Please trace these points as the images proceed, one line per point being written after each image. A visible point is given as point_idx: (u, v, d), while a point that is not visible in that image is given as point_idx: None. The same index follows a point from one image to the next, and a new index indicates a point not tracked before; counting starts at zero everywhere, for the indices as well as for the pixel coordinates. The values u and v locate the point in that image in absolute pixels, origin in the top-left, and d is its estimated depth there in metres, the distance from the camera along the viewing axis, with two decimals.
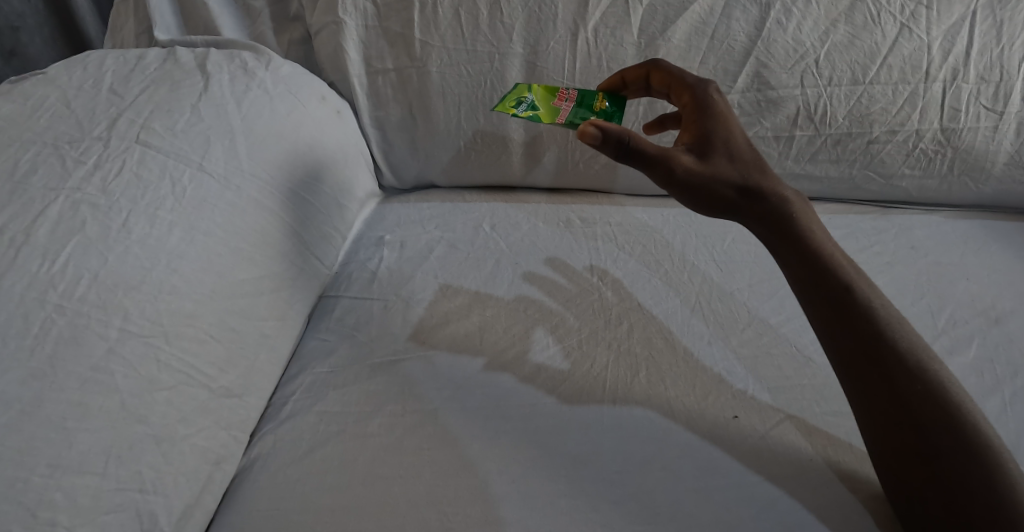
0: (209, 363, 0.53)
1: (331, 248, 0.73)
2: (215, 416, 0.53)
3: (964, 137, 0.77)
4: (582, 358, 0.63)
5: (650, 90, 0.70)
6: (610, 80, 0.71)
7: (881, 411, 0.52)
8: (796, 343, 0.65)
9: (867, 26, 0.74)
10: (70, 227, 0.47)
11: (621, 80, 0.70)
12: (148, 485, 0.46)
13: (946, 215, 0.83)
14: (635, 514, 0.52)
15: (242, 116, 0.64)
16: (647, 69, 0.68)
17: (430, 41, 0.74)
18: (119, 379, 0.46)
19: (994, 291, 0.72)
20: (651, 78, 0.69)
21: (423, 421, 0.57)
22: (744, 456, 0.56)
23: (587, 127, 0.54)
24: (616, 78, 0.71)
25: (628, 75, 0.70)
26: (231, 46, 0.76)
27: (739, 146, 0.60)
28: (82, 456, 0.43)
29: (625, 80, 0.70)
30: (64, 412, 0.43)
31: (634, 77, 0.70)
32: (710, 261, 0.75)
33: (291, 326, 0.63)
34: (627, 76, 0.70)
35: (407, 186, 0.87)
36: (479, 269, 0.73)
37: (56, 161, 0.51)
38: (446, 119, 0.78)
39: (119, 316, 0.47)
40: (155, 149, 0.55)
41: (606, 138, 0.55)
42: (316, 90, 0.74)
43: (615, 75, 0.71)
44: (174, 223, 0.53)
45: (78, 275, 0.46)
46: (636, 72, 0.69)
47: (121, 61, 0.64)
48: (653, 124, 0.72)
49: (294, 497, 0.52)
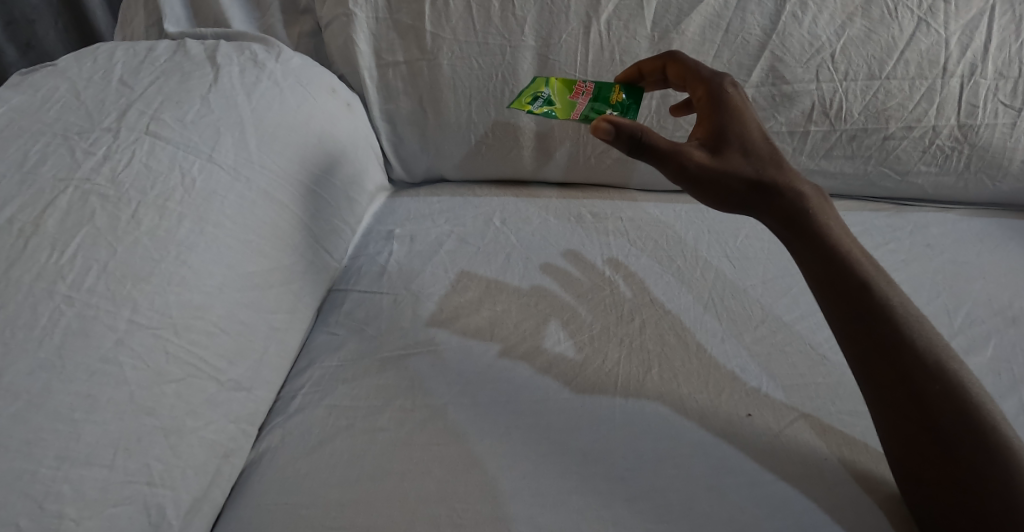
0: (218, 356, 0.52)
1: (341, 242, 0.72)
2: (224, 409, 0.52)
3: (981, 133, 0.76)
4: (594, 354, 0.62)
5: (667, 82, 0.69)
6: (626, 72, 0.71)
7: (898, 410, 0.51)
8: (810, 341, 0.64)
9: (883, 21, 0.73)
10: (79, 217, 0.47)
11: (638, 72, 0.70)
12: (156, 478, 0.46)
13: (961, 213, 0.82)
14: (647, 513, 0.51)
15: (253, 108, 0.63)
16: (663, 62, 0.68)
17: (441, 34, 0.74)
18: (127, 371, 0.45)
19: (1011, 290, 0.71)
20: (667, 70, 0.68)
21: (433, 416, 0.57)
22: (758, 455, 0.55)
23: (599, 122, 0.54)
24: (632, 70, 0.70)
25: (645, 68, 0.70)
26: (240, 37, 0.76)
27: (754, 140, 0.59)
28: (89, 448, 0.42)
29: (641, 72, 0.70)
30: (72, 404, 0.42)
31: (651, 69, 0.69)
32: (723, 258, 0.74)
33: (300, 319, 0.63)
34: (644, 67, 0.70)
35: (416, 180, 0.87)
36: (489, 263, 0.72)
37: (66, 152, 0.50)
38: (457, 113, 0.78)
39: (127, 307, 0.47)
40: (164, 140, 0.54)
41: (619, 132, 0.54)
42: (326, 83, 0.74)
43: (632, 67, 0.71)
44: (183, 214, 0.52)
45: (87, 265, 0.46)
46: (652, 65, 0.69)
47: (131, 53, 0.63)
48: (680, 107, 0.70)
49: (302, 491, 0.52)
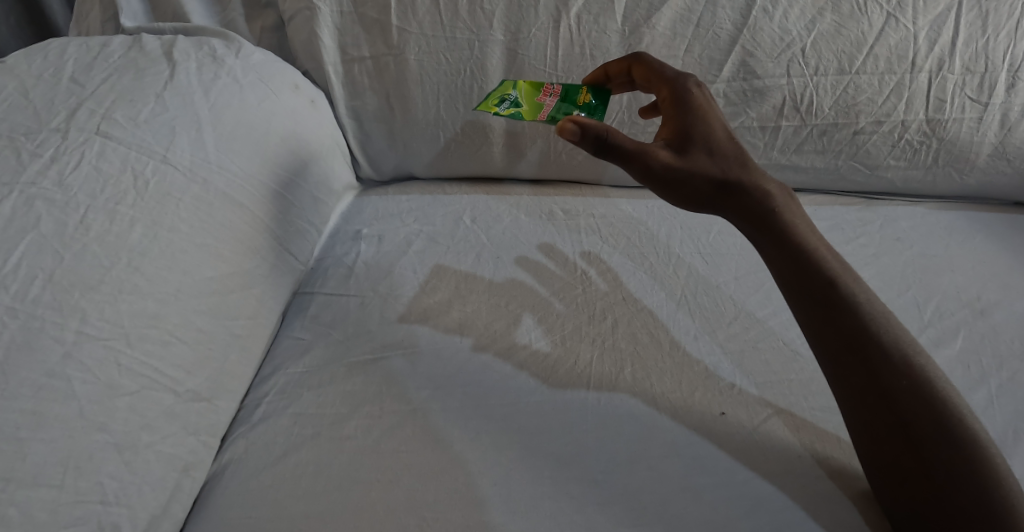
0: (175, 367, 0.50)
1: (307, 243, 0.70)
2: (183, 421, 0.50)
3: (949, 128, 0.76)
4: (567, 354, 0.61)
5: (634, 84, 0.69)
6: (593, 74, 0.69)
7: (868, 408, 0.51)
8: (782, 337, 0.64)
9: (853, 16, 0.72)
10: (23, 224, 0.45)
11: (605, 74, 0.69)
12: (111, 496, 0.44)
13: (929, 207, 0.83)
14: (621, 517, 0.50)
15: (210, 106, 0.61)
16: (630, 63, 0.67)
17: (408, 28, 0.72)
18: (76, 385, 0.43)
19: (979, 283, 0.72)
20: (633, 72, 0.67)
21: (402, 422, 0.55)
22: (732, 452, 0.55)
23: (565, 124, 0.53)
24: (599, 72, 0.69)
25: (611, 70, 0.69)
26: (200, 32, 0.73)
27: (719, 139, 0.58)
28: (36, 468, 0.40)
29: (608, 74, 0.69)
30: (17, 422, 0.40)
31: (618, 70, 0.68)
32: (695, 254, 0.73)
33: (263, 323, 0.61)
34: (610, 70, 0.69)
35: (385, 178, 0.85)
36: (460, 262, 0.71)
37: (11, 154, 0.48)
38: (424, 110, 0.76)
39: (76, 318, 0.44)
40: (116, 141, 0.52)
41: (585, 133, 0.53)
42: (288, 78, 0.71)
43: (598, 69, 0.69)
44: (135, 219, 0.50)
45: (32, 274, 0.44)
46: (619, 66, 0.68)
47: (83, 49, 0.60)
48: (648, 108, 0.71)
49: (267, 504, 0.50)
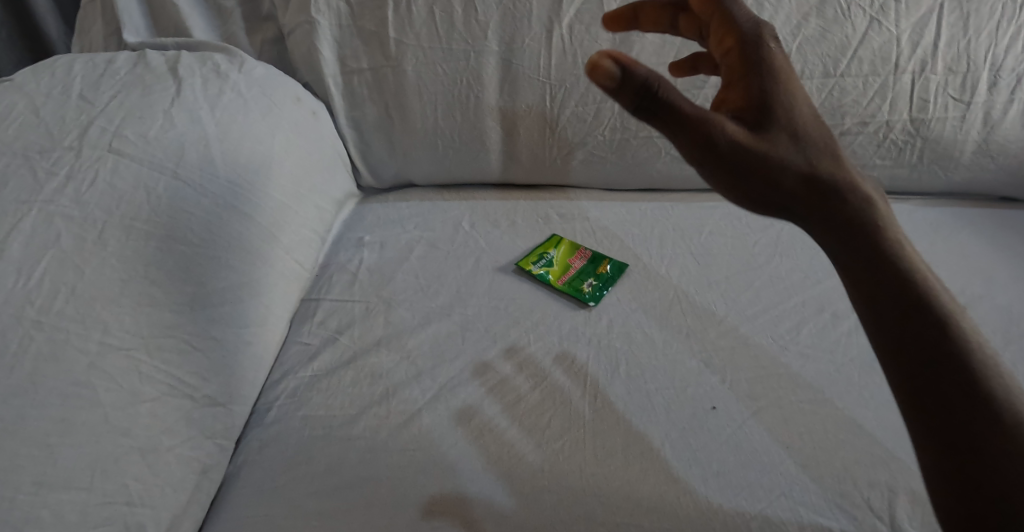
0: (192, 373, 0.53)
1: (312, 251, 0.72)
2: (200, 425, 0.53)
3: (932, 127, 0.79)
4: (564, 354, 0.64)
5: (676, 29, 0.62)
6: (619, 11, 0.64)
7: (964, 493, 0.35)
8: (772, 332, 0.67)
9: (837, 20, 0.75)
10: (45, 240, 0.48)
11: (634, 13, 0.64)
12: (135, 498, 0.46)
13: (915, 204, 0.85)
14: (618, 508, 0.53)
15: (217, 122, 0.64)
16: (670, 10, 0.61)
17: (405, 40, 0.74)
18: (101, 393, 0.46)
19: (962, 279, 0.74)
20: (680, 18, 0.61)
21: (407, 423, 0.58)
22: (724, 446, 0.57)
23: (601, 61, 0.44)
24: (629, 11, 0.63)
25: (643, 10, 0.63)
26: (202, 47, 0.75)
27: (802, 120, 0.47)
28: (66, 472, 0.43)
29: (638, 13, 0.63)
30: (47, 430, 0.42)
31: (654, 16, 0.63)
32: (687, 255, 0.76)
33: (272, 330, 0.63)
34: (642, 10, 0.63)
35: (385, 186, 0.87)
36: (460, 268, 0.73)
37: (28, 172, 0.50)
38: (423, 118, 0.78)
39: (98, 330, 0.47)
40: (128, 157, 0.55)
41: (625, 78, 0.44)
42: (291, 91, 0.74)
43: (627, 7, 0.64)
44: (150, 233, 0.53)
45: (55, 289, 0.46)
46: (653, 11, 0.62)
47: (90, 66, 0.64)
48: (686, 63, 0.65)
49: (281, 502, 0.53)
